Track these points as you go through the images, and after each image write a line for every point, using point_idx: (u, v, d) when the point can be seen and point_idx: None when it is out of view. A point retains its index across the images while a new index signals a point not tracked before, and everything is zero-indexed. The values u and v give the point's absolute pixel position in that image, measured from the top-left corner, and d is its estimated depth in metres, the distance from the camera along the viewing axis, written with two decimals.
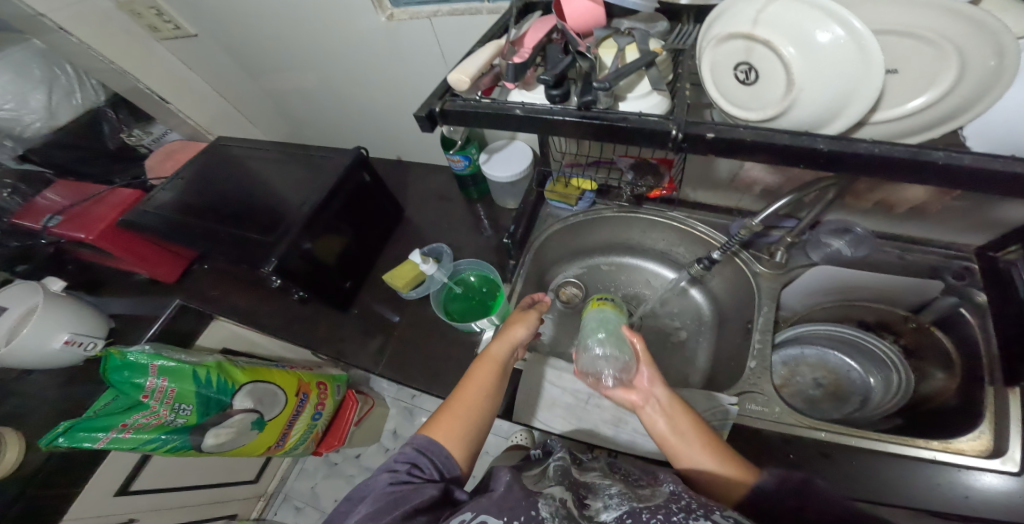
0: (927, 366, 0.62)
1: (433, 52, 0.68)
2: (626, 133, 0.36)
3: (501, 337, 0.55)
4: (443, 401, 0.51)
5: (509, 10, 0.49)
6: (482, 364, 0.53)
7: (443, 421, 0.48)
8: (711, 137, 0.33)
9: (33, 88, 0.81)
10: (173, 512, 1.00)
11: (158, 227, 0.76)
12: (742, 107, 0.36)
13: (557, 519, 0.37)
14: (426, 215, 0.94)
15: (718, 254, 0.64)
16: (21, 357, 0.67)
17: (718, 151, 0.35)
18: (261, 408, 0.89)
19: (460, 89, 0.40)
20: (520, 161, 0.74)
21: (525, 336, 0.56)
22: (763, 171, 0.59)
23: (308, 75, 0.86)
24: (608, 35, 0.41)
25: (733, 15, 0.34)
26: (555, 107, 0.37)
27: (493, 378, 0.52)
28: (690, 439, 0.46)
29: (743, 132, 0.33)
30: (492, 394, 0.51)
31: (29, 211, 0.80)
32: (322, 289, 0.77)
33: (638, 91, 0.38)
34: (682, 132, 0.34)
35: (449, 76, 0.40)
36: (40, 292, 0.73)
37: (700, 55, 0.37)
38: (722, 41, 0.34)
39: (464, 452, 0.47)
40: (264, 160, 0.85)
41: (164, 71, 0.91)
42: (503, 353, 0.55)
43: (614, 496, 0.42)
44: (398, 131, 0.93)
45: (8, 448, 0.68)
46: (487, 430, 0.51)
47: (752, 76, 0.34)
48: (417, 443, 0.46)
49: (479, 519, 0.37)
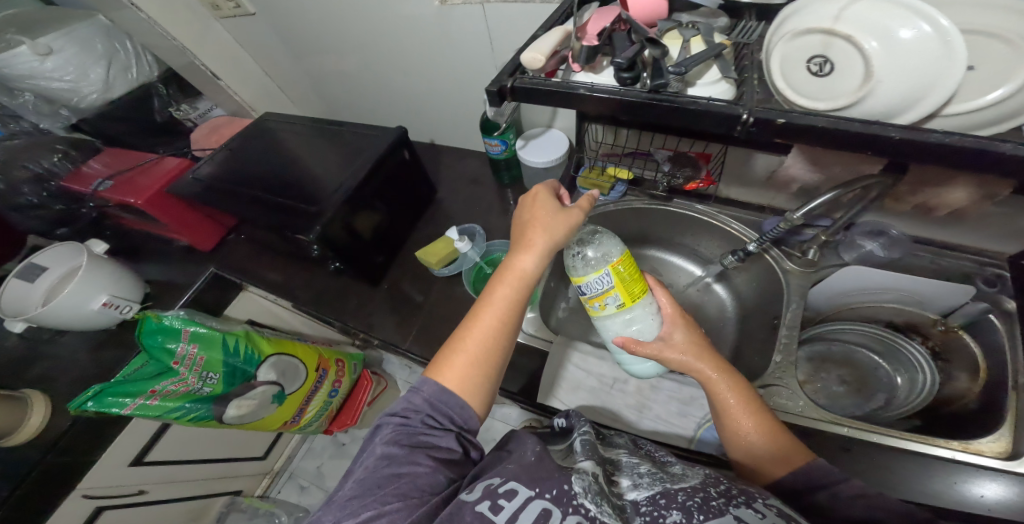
0: (953, 369, 0.62)
1: (482, 38, 0.71)
2: (693, 117, 0.36)
3: (530, 248, 0.52)
4: (451, 344, 0.51)
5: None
6: (490, 296, 0.52)
7: (452, 366, 0.50)
8: (781, 122, 0.34)
9: (95, 63, 0.82)
10: (179, 484, 1.04)
11: (208, 197, 0.78)
12: (811, 99, 0.36)
13: (590, 495, 0.40)
14: (458, 198, 0.96)
15: (753, 247, 0.64)
16: (63, 314, 0.70)
17: (785, 134, 0.36)
18: (283, 380, 0.94)
19: (531, 68, 0.40)
20: (557, 148, 0.77)
21: (553, 241, 0.52)
22: (803, 169, 0.59)
23: (351, 55, 0.88)
24: (672, 26, 0.40)
25: (811, 13, 0.35)
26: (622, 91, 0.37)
27: (506, 310, 0.51)
28: (734, 415, 0.50)
29: (816, 118, 0.34)
30: (500, 326, 0.51)
31: (76, 177, 0.83)
32: (358, 264, 0.79)
33: (706, 78, 0.39)
34: (752, 116, 0.35)
35: (522, 54, 0.40)
36: (82, 253, 0.77)
37: (769, 50, 0.38)
38: (798, 36, 0.35)
39: (475, 393, 0.49)
40: (304, 137, 0.87)
41: (218, 47, 0.92)
42: (519, 275, 0.52)
43: (644, 476, 0.46)
44: (434, 115, 0.96)
45: (34, 411, 0.71)
46: (499, 367, 0.52)
47: (826, 68, 0.35)
48: (427, 393, 0.48)
49: (511, 485, 0.41)
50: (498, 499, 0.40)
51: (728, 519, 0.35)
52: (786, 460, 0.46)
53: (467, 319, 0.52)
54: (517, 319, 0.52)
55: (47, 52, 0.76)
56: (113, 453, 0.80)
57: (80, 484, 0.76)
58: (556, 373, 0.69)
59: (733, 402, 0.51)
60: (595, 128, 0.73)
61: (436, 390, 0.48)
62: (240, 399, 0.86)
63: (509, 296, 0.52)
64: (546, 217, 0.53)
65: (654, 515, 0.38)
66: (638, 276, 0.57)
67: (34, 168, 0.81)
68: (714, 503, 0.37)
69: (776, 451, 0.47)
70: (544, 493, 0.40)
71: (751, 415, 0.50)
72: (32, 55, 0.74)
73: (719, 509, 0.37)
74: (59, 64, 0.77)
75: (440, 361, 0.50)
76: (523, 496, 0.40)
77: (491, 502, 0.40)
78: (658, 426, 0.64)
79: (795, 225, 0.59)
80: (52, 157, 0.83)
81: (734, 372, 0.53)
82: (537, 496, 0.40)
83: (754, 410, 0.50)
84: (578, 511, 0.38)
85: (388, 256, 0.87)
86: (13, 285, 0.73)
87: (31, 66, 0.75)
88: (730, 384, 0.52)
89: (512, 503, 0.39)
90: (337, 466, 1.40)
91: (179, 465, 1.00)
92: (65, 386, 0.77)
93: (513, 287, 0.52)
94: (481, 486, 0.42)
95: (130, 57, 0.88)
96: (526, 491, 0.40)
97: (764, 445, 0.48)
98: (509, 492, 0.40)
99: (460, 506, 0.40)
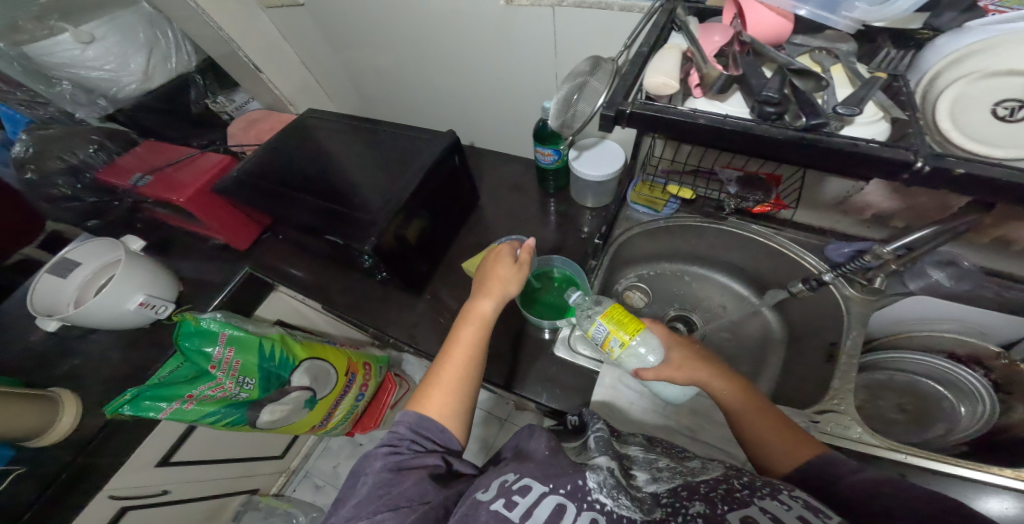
0: (1014, 401, 0.61)
1: (546, 44, 0.68)
2: (848, 157, 0.31)
3: (488, 294, 0.60)
4: (430, 375, 0.55)
5: (670, 11, 0.47)
6: (458, 334, 0.57)
7: (434, 394, 0.52)
8: (961, 173, 0.29)
9: (135, 52, 0.80)
10: (201, 484, 1.02)
11: (253, 200, 0.75)
12: (983, 141, 0.36)
13: (605, 490, 0.40)
14: (500, 205, 0.94)
15: (829, 277, 0.64)
16: (99, 315, 0.69)
17: (951, 186, 0.30)
18: (315, 386, 0.92)
19: (658, 93, 0.39)
20: (612, 161, 0.76)
21: (510, 290, 0.60)
22: (881, 196, 0.59)
23: (397, 50, 0.85)
24: (804, 51, 0.38)
25: (1011, 54, 0.34)
26: (770, 128, 0.32)
27: (474, 346, 0.56)
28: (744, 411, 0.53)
29: (996, 169, 0.29)
30: (473, 357, 0.56)
31: (113, 170, 0.80)
32: (405, 273, 0.77)
33: (866, 116, 0.33)
34: (929, 164, 0.29)
35: (646, 79, 0.38)
36: (120, 247, 0.74)
37: (939, 87, 0.38)
38: (993, 76, 0.35)
39: (456, 418, 0.51)
40: (348, 141, 0.84)
41: (263, 40, 0.88)
42: (482, 317, 0.58)
43: (664, 471, 0.48)
44: (480, 119, 0.93)
45: (66, 410, 0.69)
46: (475, 395, 0.55)
47: (1017, 113, 0.35)
48: (409, 421, 0.50)
49: (525, 482, 0.42)
50: (512, 496, 0.40)
51: (753, 510, 0.36)
52: (805, 445, 0.48)
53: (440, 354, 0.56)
54: (485, 353, 0.57)
55: (90, 40, 0.74)
56: (139, 457, 0.79)
57: (106, 485, 0.75)
58: (607, 395, 0.68)
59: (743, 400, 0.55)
60: (654, 141, 0.71)
61: (417, 418, 0.50)
62: (274, 405, 0.84)
63: (475, 334, 0.58)
64: (499, 272, 0.62)
65: (675, 506, 0.39)
66: (629, 317, 0.58)
67: (67, 160, 0.79)
68: (738, 494, 0.39)
69: (789, 438, 0.49)
70: (558, 489, 0.41)
71: (764, 421, 0.52)
72: (74, 43, 0.73)
73: (743, 500, 0.38)
74: (100, 53, 0.76)
75: (421, 390, 0.53)
76: (537, 492, 0.40)
77: (506, 500, 0.40)
78: (709, 446, 0.64)
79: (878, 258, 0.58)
80: (87, 148, 0.80)
81: (729, 373, 0.57)
82: (551, 491, 0.41)
83: (759, 407, 0.53)
84: (593, 507, 0.38)
85: (432, 265, 0.85)
86: (45, 280, 0.72)
87: (72, 54, 0.73)
88: (729, 387, 0.56)
89: (527, 499, 0.40)
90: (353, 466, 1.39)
91: (202, 466, 0.98)
92: (97, 385, 0.75)
93: (475, 328, 0.58)
94: (497, 484, 0.42)
95: (170, 46, 0.86)
96: (540, 487, 0.41)
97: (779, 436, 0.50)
98: (524, 488, 0.41)
99: (476, 507, 0.40)
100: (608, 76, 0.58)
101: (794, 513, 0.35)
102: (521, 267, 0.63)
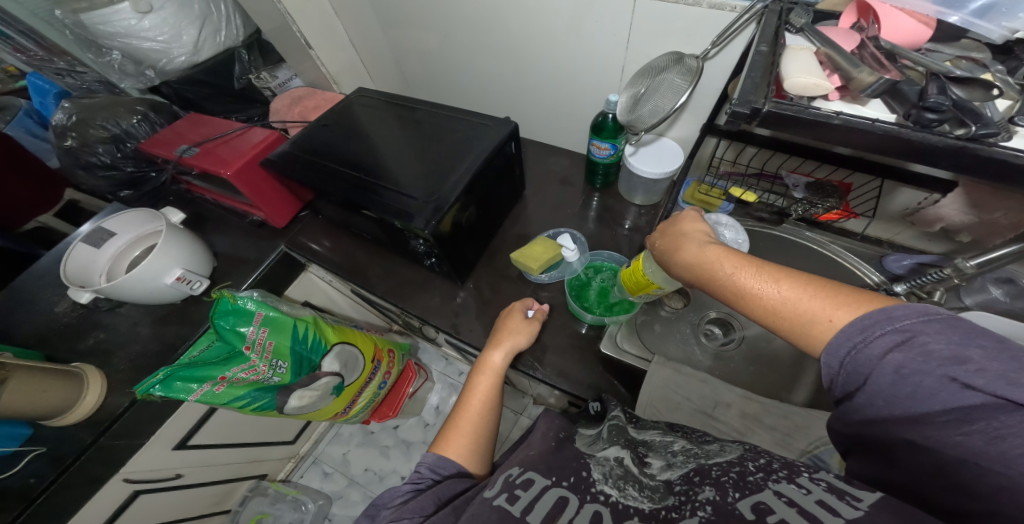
0: None
1: (619, 39, 0.67)
2: (1005, 167, 0.32)
3: (501, 348, 0.65)
4: (450, 420, 0.57)
5: (790, 16, 0.46)
6: (473, 385, 0.61)
7: (451, 439, 0.55)
8: None
9: (189, 23, 0.79)
10: (216, 468, 0.98)
11: (298, 174, 0.71)
12: None
13: (610, 482, 0.39)
14: (547, 197, 0.92)
15: (899, 289, 0.62)
16: (134, 287, 0.65)
17: None
18: (344, 372, 0.89)
19: (798, 91, 0.38)
20: (671, 160, 0.74)
21: (521, 344, 0.66)
22: (953, 208, 0.59)
23: (454, 35, 0.82)
24: (953, 58, 0.38)
25: None
26: (930, 137, 0.33)
27: (487, 394, 0.60)
28: (734, 270, 0.40)
29: None
30: (486, 403, 0.59)
31: (159, 141, 0.79)
32: (456, 263, 0.75)
33: None
34: None
35: (792, 82, 0.38)
36: (162, 218, 0.71)
37: None
38: None
39: (472, 456, 0.53)
40: (399, 121, 0.81)
41: (318, 16, 0.86)
42: (492, 367, 0.63)
43: (678, 455, 0.43)
44: (531, 110, 0.91)
45: (90, 389, 0.66)
46: (492, 437, 0.57)
47: None
48: (429, 460, 0.52)
49: (528, 476, 0.40)
50: (515, 491, 0.39)
51: (766, 494, 0.31)
52: (843, 303, 0.34)
53: (456, 401, 0.60)
54: (501, 398, 0.61)
55: (148, 9, 0.74)
56: (159, 440, 0.75)
57: (125, 467, 0.71)
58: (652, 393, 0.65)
59: (724, 261, 0.41)
60: (716, 142, 0.72)
61: (437, 459, 0.52)
62: (304, 391, 0.80)
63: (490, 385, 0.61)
64: (510, 328, 0.68)
65: (688, 493, 0.35)
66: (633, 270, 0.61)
67: (111, 129, 0.80)
68: (750, 478, 0.34)
69: (807, 292, 0.36)
70: (561, 482, 0.39)
71: (771, 280, 0.38)
72: (132, 13, 0.73)
73: (756, 485, 0.33)
74: (156, 23, 0.76)
75: (441, 434, 0.55)
76: (539, 486, 0.39)
77: (508, 495, 0.39)
78: None
79: (950, 275, 0.56)
80: (132, 118, 0.82)
81: (709, 239, 0.44)
82: (554, 484, 0.39)
83: (747, 260, 0.40)
84: (597, 499, 0.37)
85: (477, 254, 0.82)
86: (79, 250, 0.68)
87: (129, 23, 0.74)
88: (708, 252, 0.43)
89: (530, 492, 0.39)
90: (364, 454, 1.36)
91: (220, 450, 0.95)
92: (123, 364, 0.71)
93: (489, 380, 0.61)
94: (502, 480, 0.41)
95: (223, 19, 0.85)
96: (543, 481, 0.40)
97: (795, 290, 0.37)
98: (526, 482, 0.40)
99: (480, 504, 0.39)
100: (688, 73, 0.57)
101: (813, 497, 0.30)
102: (534, 323, 0.70)
